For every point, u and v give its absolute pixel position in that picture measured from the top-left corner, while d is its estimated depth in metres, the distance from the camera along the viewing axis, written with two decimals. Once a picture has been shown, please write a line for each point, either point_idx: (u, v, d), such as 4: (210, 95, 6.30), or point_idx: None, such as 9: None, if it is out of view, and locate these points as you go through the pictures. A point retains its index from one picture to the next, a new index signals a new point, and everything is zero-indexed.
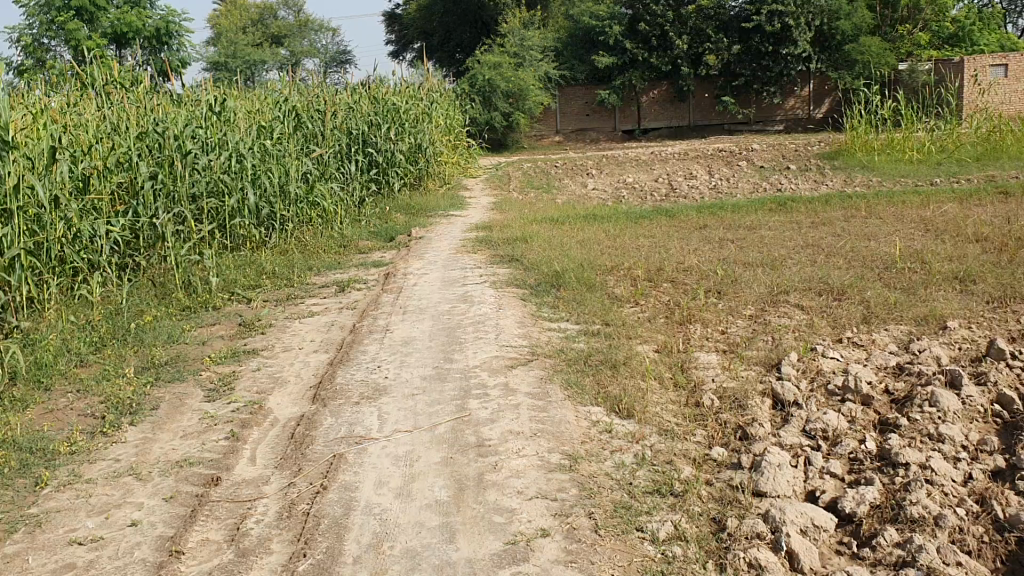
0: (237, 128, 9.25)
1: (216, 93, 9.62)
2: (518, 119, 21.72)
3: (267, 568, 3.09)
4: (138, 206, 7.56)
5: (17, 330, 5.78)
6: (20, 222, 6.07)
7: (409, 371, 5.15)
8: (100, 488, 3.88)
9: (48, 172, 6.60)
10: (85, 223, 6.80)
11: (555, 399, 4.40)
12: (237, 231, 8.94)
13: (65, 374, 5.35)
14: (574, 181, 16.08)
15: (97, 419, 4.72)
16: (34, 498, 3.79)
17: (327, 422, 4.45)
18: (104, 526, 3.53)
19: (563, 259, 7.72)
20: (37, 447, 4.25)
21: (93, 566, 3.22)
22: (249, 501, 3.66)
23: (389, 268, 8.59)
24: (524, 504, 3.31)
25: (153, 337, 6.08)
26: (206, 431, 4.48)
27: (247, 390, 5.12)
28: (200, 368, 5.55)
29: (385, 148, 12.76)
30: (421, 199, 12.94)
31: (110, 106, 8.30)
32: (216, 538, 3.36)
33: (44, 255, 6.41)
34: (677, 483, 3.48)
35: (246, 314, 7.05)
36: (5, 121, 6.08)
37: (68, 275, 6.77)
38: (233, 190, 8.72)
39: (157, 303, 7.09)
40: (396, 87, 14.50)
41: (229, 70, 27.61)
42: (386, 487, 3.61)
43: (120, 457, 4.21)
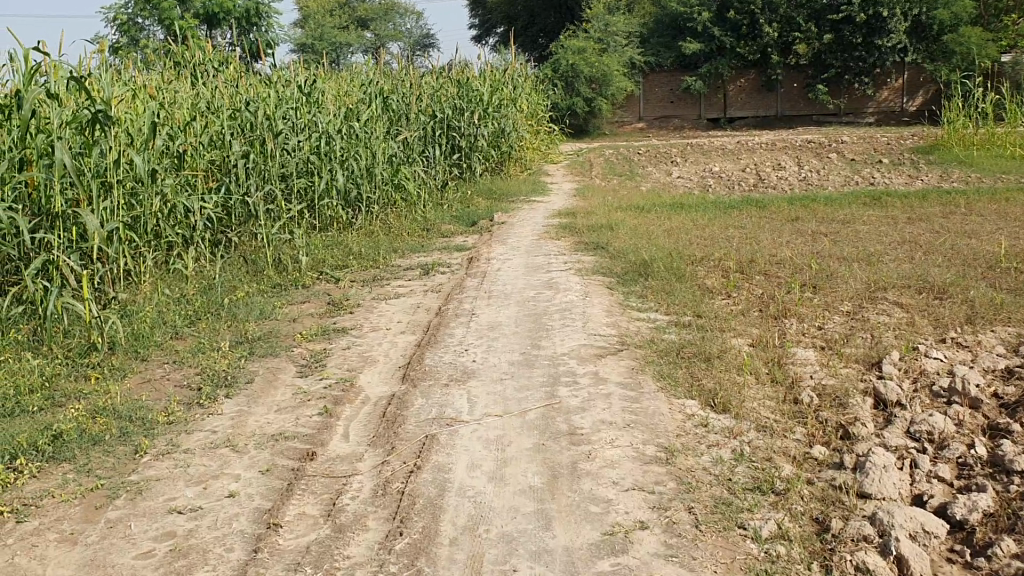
0: (326, 109, 9.33)
1: (306, 74, 9.73)
2: (601, 105, 21.55)
3: (364, 545, 3.11)
4: (230, 184, 7.69)
5: (116, 302, 5.92)
6: (119, 195, 6.18)
7: (498, 355, 5.14)
8: (197, 458, 3.95)
9: (146, 147, 6.73)
10: (180, 198, 6.94)
11: (648, 390, 4.33)
12: (324, 212, 9.05)
13: (161, 346, 5.46)
14: (658, 169, 15.91)
15: (194, 390, 4.82)
16: (134, 466, 3.88)
17: (417, 402, 4.46)
18: (202, 497, 3.59)
19: (650, 248, 7.63)
20: (135, 416, 4.35)
21: (192, 535, 3.27)
22: (343, 478, 3.68)
23: (473, 252, 8.60)
24: (621, 495, 3.26)
25: (246, 312, 6.19)
26: (300, 407, 4.54)
27: (338, 367, 5.19)
28: (292, 344, 5.63)
29: (469, 133, 12.76)
30: (503, 184, 12.94)
31: (205, 84, 8.45)
32: (313, 513, 3.39)
33: (141, 228, 6.56)
34: (778, 480, 3.39)
35: (335, 293, 7.12)
36: (107, 96, 6.19)
37: (164, 249, 6.93)
38: (322, 171, 8.83)
39: (248, 280, 7.21)
40: (481, 71, 14.51)
41: (315, 51, 28.03)
42: (479, 470, 3.60)
43: (217, 429, 4.28)
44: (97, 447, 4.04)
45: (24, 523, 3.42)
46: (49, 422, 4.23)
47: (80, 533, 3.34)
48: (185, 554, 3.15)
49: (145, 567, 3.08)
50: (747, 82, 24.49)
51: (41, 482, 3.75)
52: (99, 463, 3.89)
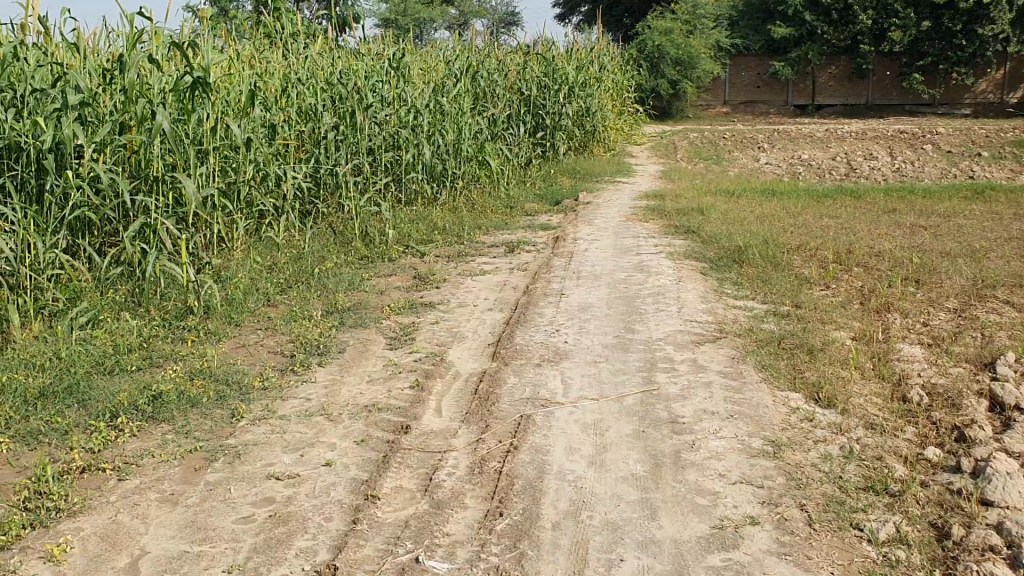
0: (414, 84, 9.26)
1: (395, 47, 9.69)
2: (686, 87, 21.21)
3: (464, 523, 3.07)
4: (320, 155, 7.70)
5: (209, 267, 5.95)
6: (215, 162, 6.17)
7: (590, 337, 5.05)
8: (293, 425, 3.95)
9: (243, 115, 6.72)
10: (273, 167, 6.94)
11: (749, 381, 4.20)
12: (409, 186, 9.02)
13: (253, 313, 5.48)
14: (744, 154, 15.58)
15: (287, 357, 4.83)
16: (231, 429, 3.90)
17: (510, 381, 4.40)
18: (299, 464, 3.57)
19: (743, 234, 7.44)
20: (232, 380, 4.37)
21: (291, 502, 3.26)
22: (439, 453, 3.64)
23: (559, 232, 8.50)
24: (728, 488, 3.17)
25: (335, 283, 6.21)
26: (391, 379, 4.52)
27: (428, 341, 5.16)
28: (381, 316, 5.62)
29: (554, 111, 12.63)
30: (587, 164, 12.79)
31: (297, 53, 8.46)
32: (410, 486, 3.35)
33: (235, 195, 6.58)
34: (892, 481, 3.24)
35: (421, 268, 7.10)
36: (208, 63, 6.16)
37: (255, 217, 6.94)
38: (409, 145, 8.80)
39: (335, 250, 7.22)
40: (568, 49, 14.35)
41: (398, 25, 28.12)
42: (578, 455, 3.52)
43: (311, 396, 4.28)
44: (195, 409, 4.06)
45: (126, 481, 3.44)
46: (148, 381, 4.28)
47: (181, 494, 3.35)
48: (285, 520, 3.13)
49: (247, 531, 3.07)
50: (838, 69, 23.82)
51: (142, 441, 3.77)
52: (197, 426, 3.92)
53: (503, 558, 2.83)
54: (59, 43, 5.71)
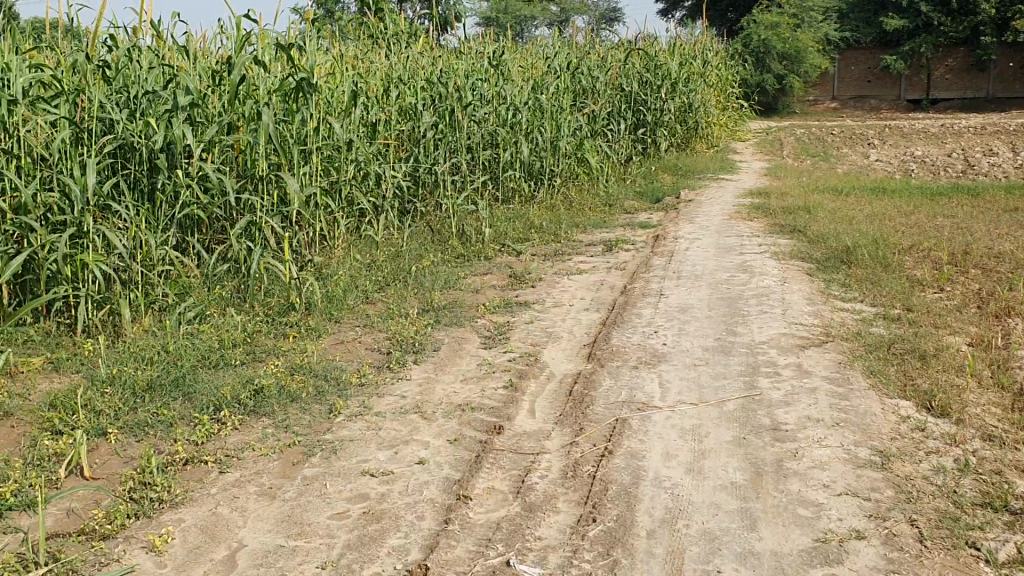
0: (514, 82, 9.25)
1: (496, 45, 9.69)
2: (793, 82, 20.65)
3: (556, 527, 3.02)
4: (419, 154, 7.75)
5: (310, 265, 6.04)
6: (317, 161, 6.26)
7: (689, 339, 4.93)
8: (389, 422, 3.97)
9: (344, 115, 6.82)
10: (373, 165, 7.02)
11: (857, 388, 4.02)
12: (507, 184, 9.02)
13: (352, 310, 5.54)
14: (854, 151, 15.06)
15: (384, 354, 4.87)
16: (328, 425, 3.94)
17: (606, 383, 4.33)
18: (393, 461, 3.58)
19: (851, 234, 7.17)
20: (331, 376, 4.41)
21: (385, 500, 3.26)
22: (532, 455, 3.60)
23: (658, 231, 8.36)
24: (833, 500, 3.04)
25: (432, 281, 6.24)
26: (486, 378, 4.51)
27: (523, 341, 5.12)
28: (477, 315, 5.61)
29: (655, 107, 12.45)
30: (689, 161, 12.56)
31: (399, 53, 8.54)
32: (502, 488, 3.32)
33: (336, 193, 6.68)
34: (1012, 497, 3.04)
35: (517, 266, 7.08)
36: (312, 63, 6.26)
37: (356, 216, 7.03)
38: (508, 143, 8.79)
39: (433, 249, 7.26)
40: (670, 45, 14.12)
41: (499, 24, 28.23)
42: (675, 461, 3.43)
43: (406, 394, 4.29)
44: (294, 404, 4.12)
45: (227, 473, 3.50)
46: (251, 375, 4.36)
47: (279, 488, 3.39)
48: (378, 518, 3.13)
49: (341, 528, 3.08)
50: (955, 61, 22.80)
51: (243, 434, 3.84)
52: (295, 421, 3.97)
53: (597, 565, 2.77)
54: (170, 45, 5.86)
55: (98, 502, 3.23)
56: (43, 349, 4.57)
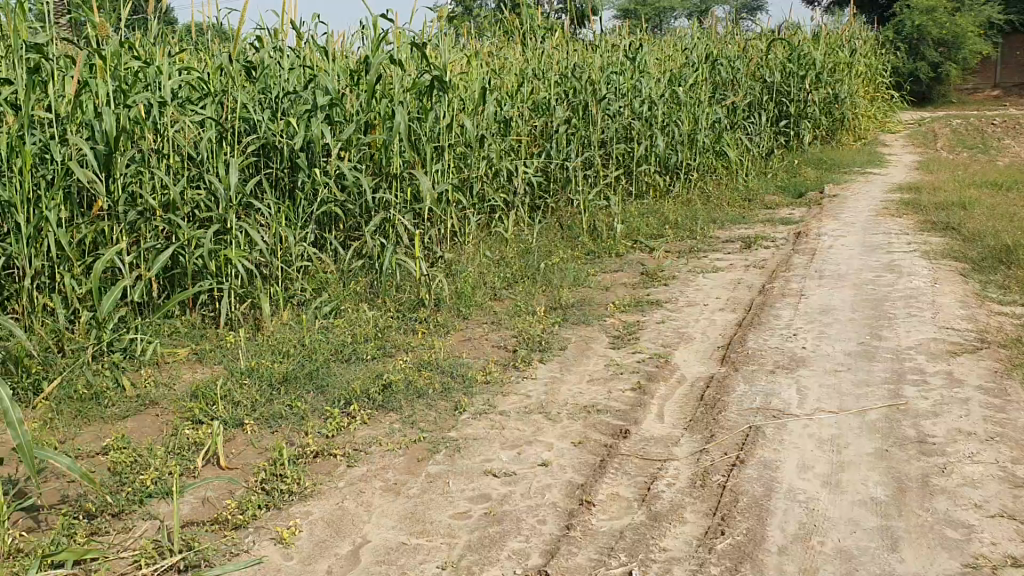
0: (650, 75, 9.07)
1: (632, 38, 9.53)
2: (950, 70, 19.52)
3: (681, 538, 2.91)
4: (552, 149, 7.70)
5: (441, 261, 6.08)
6: (450, 158, 6.28)
7: (830, 343, 4.70)
8: (513, 422, 3.93)
9: (477, 111, 6.83)
10: (505, 162, 7.01)
11: (1015, 400, 3.72)
12: (642, 178, 8.85)
13: (481, 306, 5.53)
14: (1018, 143, 14.09)
15: (510, 352, 4.85)
16: (453, 423, 3.92)
17: (740, 388, 4.17)
18: (516, 462, 3.54)
19: (1013, 231, 6.68)
20: (457, 373, 4.41)
21: (506, 502, 3.22)
22: (658, 461, 3.49)
23: (799, 227, 8.03)
24: (985, 522, 2.81)
25: (562, 278, 6.17)
26: (614, 379, 4.42)
27: (653, 342, 5.00)
28: (607, 314, 5.52)
29: (799, 99, 11.99)
30: (835, 154, 12.04)
31: (534, 48, 8.50)
32: (626, 495, 3.23)
33: (467, 190, 6.70)
34: None
35: (649, 263, 6.94)
36: (447, 61, 6.27)
37: (487, 212, 7.05)
38: (643, 137, 8.63)
39: (564, 245, 7.20)
40: (817, 33, 13.57)
41: (638, 16, 27.89)
42: (811, 473, 3.26)
43: (532, 393, 4.25)
44: (421, 400, 4.13)
45: (354, 467, 3.51)
46: (380, 370, 4.39)
47: (403, 484, 3.38)
48: (499, 520, 3.09)
49: (462, 528, 3.05)
50: None
51: (371, 429, 3.86)
52: (421, 417, 3.97)
53: None
54: (309, 46, 5.97)
55: (231, 491, 3.28)
56: (188, 340, 4.66)
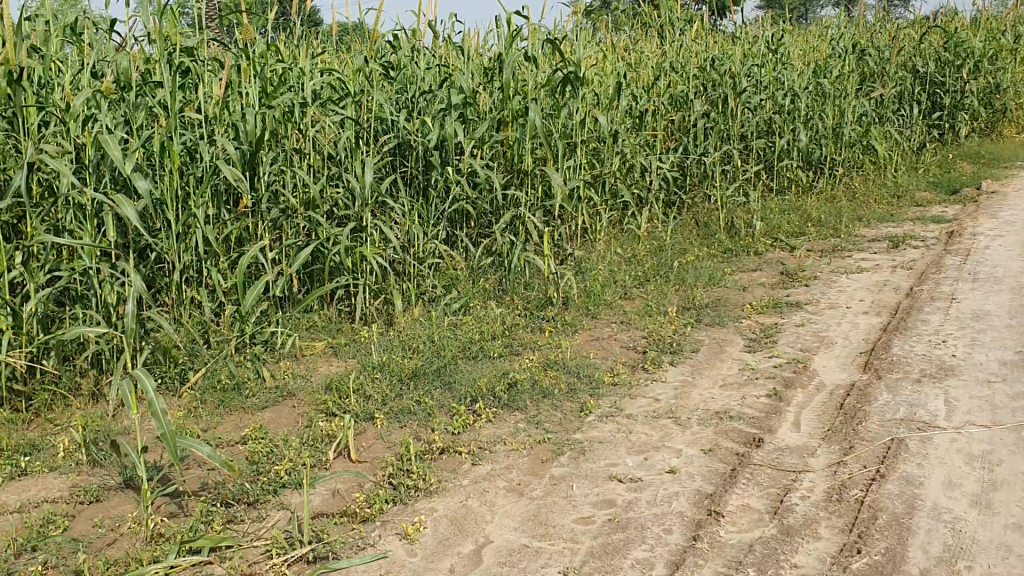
0: (793, 67, 8.74)
1: (774, 28, 9.20)
2: None
3: (814, 556, 2.78)
4: (689, 144, 7.51)
5: (571, 258, 6.01)
6: (583, 154, 6.20)
7: (984, 352, 4.40)
8: (640, 426, 3.82)
9: (611, 107, 6.72)
10: (639, 157, 6.88)
11: None
12: (783, 173, 8.54)
13: (611, 305, 5.44)
14: None
15: (640, 354, 4.76)
16: (579, 425, 3.83)
17: (882, 398, 3.96)
18: (643, 468, 3.42)
19: None
20: (584, 373, 4.33)
21: (631, 508, 3.10)
22: (792, 472, 3.34)
23: (953, 226, 7.58)
24: None
25: (695, 277, 6.01)
26: (747, 384, 4.27)
27: (790, 346, 4.80)
28: (741, 315, 5.35)
29: (954, 89, 11.32)
30: (993, 147, 11.32)
31: (672, 40, 8.31)
32: (758, 507, 3.10)
33: (600, 186, 6.61)
34: None
35: (789, 263, 6.67)
36: (583, 56, 6.18)
37: (620, 208, 6.93)
38: (784, 131, 8.31)
39: (699, 243, 7.01)
40: (975, 19, 12.78)
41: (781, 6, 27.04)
42: (959, 492, 3.08)
43: (660, 397, 4.14)
44: (547, 400, 4.05)
45: (479, 466, 3.43)
46: (507, 368, 4.33)
47: (527, 485, 3.29)
48: (623, 526, 2.98)
49: (585, 533, 2.95)
50: None
51: (496, 428, 3.78)
52: (547, 417, 3.89)
53: None
54: (445, 44, 5.98)
55: (359, 486, 3.24)
56: (325, 334, 4.76)
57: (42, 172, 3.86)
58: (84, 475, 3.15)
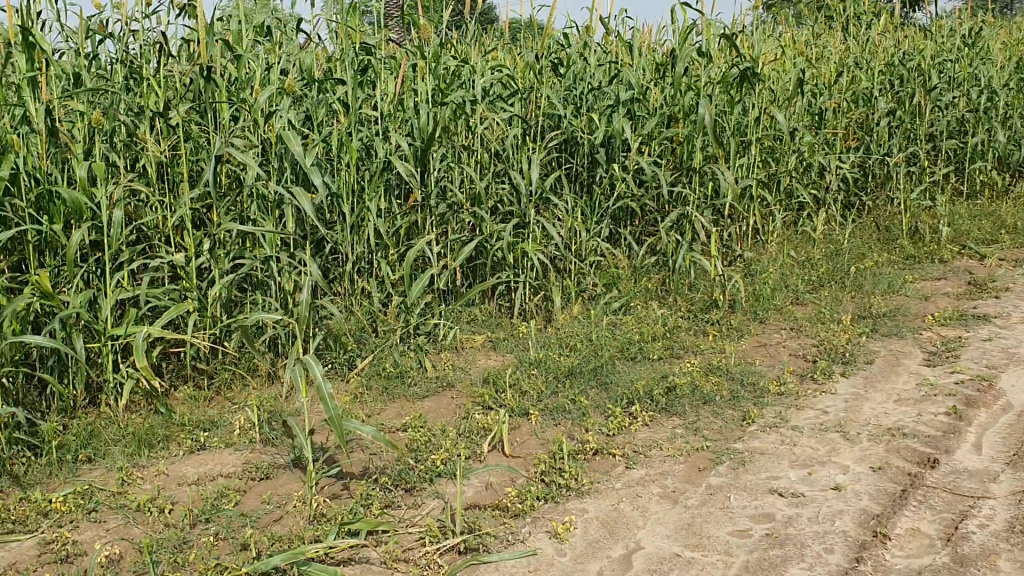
0: (993, 61, 8.13)
1: (973, 20, 8.58)
2: None
3: None
4: (872, 143, 7.12)
5: (740, 260, 5.82)
6: (757, 152, 5.98)
7: None
8: (805, 439, 3.66)
9: (788, 104, 6.46)
10: (817, 157, 6.58)
11: None
12: (976, 176, 7.96)
13: (780, 310, 5.23)
14: None
15: (808, 363, 4.55)
16: (740, 433, 3.71)
17: None
18: (806, 483, 3.27)
19: None
20: (748, 381, 4.18)
21: (791, 524, 2.97)
22: (971, 498, 3.12)
23: None
24: None
25: (873, 284, 5.70)
26: (925, 401, 4.01)
27: (976, 362, 4.47)
28: (922, 327, 5.04)
29: None
30: None
31: (857, 34, 7.90)
32: (930, 532, 2.91)
33: (774, 186, 6.37)
34: None
35: (979, 273, 6.22)
36: (760, 51, 5.96)
37: (794, 209, 6.66)
38: (980, 131, 7.75)
39: (879, 247, 6.63)
40: None
41: None
42: None
43: (828, 410, 3.95)
44: (708, 406, 3.93)
45: (633, 470, 3.37)
46: (667, 371, 4.24)
47: (682, 493, 3.20)
48: (781, 543, 2.85)
49: (740, 546, 2.83)
50: None
51: (652, 432, 3.72)
52: (706, 424, 3.78)
53: None
54: (617, 41, 5.90)
55: (512, 480, 3.24)
56: (486, 328, 4.77)
57: (230, 165, 4.09)
58: (255, 452, 3.34)
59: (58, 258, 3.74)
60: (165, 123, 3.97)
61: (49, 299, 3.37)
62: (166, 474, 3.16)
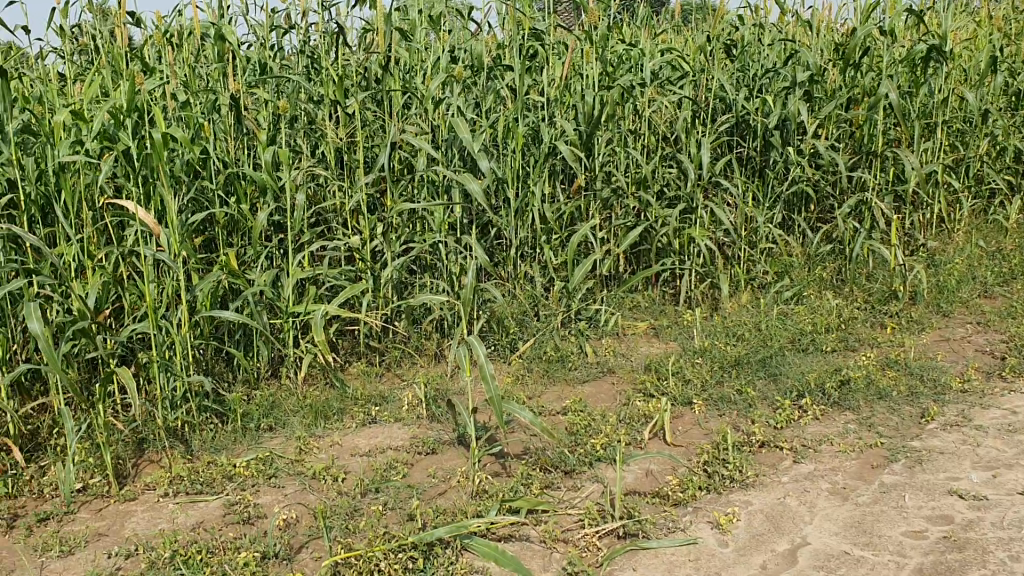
0: None
1: None
2: None
3: None
4: None
5: (923, 250, 5.51)
6: (944, 135, 5.62)
7: None
8: (991, 439, 3.43)
9: (981, 84, 6.04)
10: (1013, 140, 6.12)
11: None
12: None
13: (967, 303, 4.92)
14: None
15: (997, 359, 4.26)
16: (918, 432, 3.52)
17: None
18: (991, 486, 3.07)
19: None
20: (928, 376, 3.95)
21: (972, 528, 2.80)
22: None
23: None
24: None
25: None
26: None
27: None
28: None
29: None
30: None
31: None
32: None
33: (963, 171, 5.98)
34: None
35: None
36: (951, 27, 5.59)
37: (985, 196, 6.23)
38: None
39: None
40: None
41: None
42: None
43: (1019, 410, 3.69)
44: (883, 402, 3.75)
45: (801, 464, 3.26)
46: (840, 364, 4.07)
47: (853, 490, 3.07)
48: (961, 547, 2.69)
49: (914, 548, 2.69)
50: None
51: (823, 426, 3.58)
52: (882, 420, 3.61)
53: None
54: (793, 21, 5.68)
55: (674, 469, 3.19)
56: (649, 315, 4.71)
57: (403, 150, 4.23)
58: (422, 428, 3.45)
59: (244, 240, 3.99)
60: (343, 110, 4.14)
61: (237, 277, 3.60)
62: (339, 445, 3.32)
